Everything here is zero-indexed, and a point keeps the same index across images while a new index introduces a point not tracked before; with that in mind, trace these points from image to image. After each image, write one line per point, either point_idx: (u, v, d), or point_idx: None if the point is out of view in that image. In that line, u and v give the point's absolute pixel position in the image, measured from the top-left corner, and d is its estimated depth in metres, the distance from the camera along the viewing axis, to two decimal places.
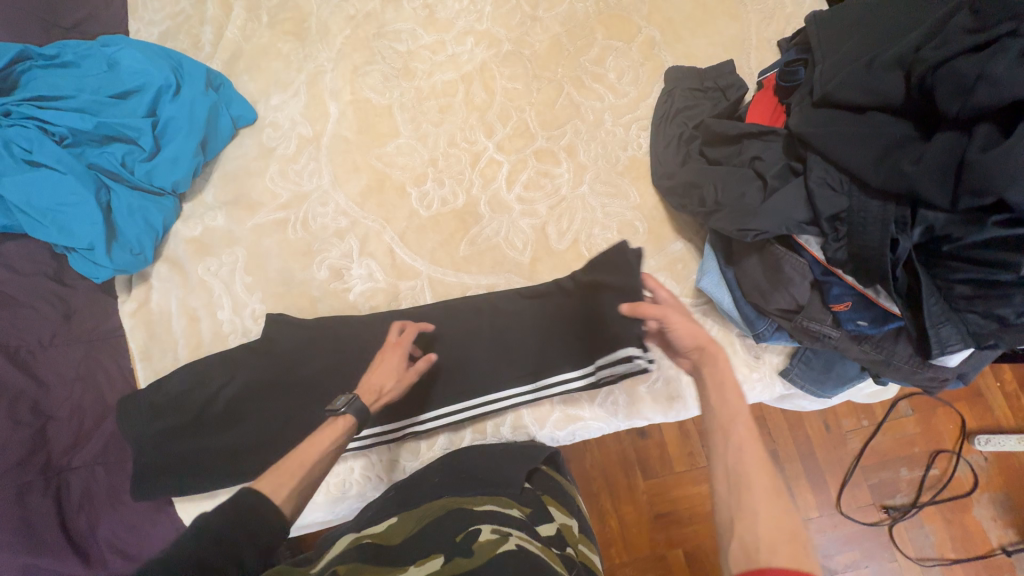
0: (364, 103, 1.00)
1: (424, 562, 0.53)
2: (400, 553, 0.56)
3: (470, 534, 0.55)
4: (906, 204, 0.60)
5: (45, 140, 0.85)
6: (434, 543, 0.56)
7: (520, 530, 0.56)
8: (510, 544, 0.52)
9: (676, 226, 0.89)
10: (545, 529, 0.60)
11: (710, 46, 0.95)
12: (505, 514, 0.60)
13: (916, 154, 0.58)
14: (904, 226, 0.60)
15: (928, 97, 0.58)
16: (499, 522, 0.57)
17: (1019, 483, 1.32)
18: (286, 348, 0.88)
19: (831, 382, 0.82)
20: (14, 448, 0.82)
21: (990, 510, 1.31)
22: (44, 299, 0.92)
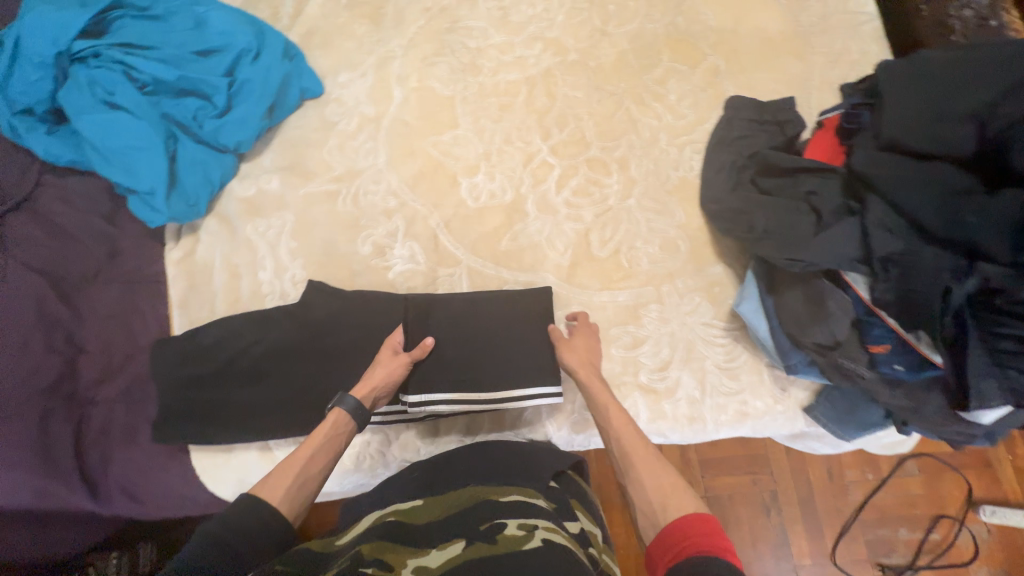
0: (429, 92, 1.03)
1: (447, 545, 0.54)
2: (423, 535, 0.57)
3: (495, 526, 0.55)
4: (964, 254, 0.60)
5: (127, 85, 0.90)
6: (459, 528, 0.56)
7: (545, 522, 0.56)
8: (535, 541, 0.51)
9: (718, 250, 0.90)
10: (570, 524, 0.60)
11: (772, 81, 0.97)
12: (530, 505, 0.60)
13: (979, 204, 0.59)
14: (959, 275, 0.59)
15: (998, 153, 0.61)
16: (523, 517, 0.57)
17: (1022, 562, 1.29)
18: (321, 315, 0.89)
19: (852, 425, 0.82)
20: (45, 373, 0.83)
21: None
22: (93, 235, 0.94)
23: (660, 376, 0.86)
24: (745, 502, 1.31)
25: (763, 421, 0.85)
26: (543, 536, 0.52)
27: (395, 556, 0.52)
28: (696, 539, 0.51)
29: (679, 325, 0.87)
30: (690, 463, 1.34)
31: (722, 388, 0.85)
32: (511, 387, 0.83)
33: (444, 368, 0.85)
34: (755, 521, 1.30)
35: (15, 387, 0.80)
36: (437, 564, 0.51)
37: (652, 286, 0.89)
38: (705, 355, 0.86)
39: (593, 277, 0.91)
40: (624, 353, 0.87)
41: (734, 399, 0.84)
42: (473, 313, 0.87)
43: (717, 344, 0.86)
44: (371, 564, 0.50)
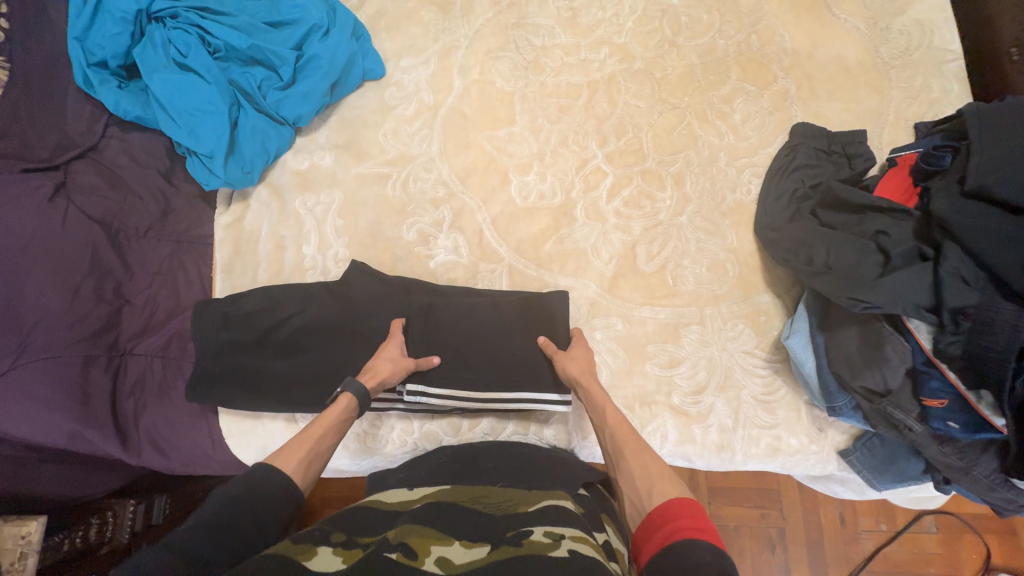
0: (489, 85, 1.02)
1: (472, 546, 0.53)
2: (450, 522, 0.57)
3: (522, 532, 0.55)
4: None
5: (200, 48, 0.91)
6: (486, 529, 0.56)
7: (573, 530, 0.55)
8: (561, 549, 0.50)
9: (768, 278, 0.88)
10: (597, 533, 0.59)
11: (845, 112, 0.94)
12: (559, 509, 0.60)
13: None
14: None
15: None
16: (550, 525, 0.56)
17: None
18: (365, 296, 0.90)
19: (889, 475, 0.79)
20: (92, 320, 0.84)
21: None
22: (151, 193, 0.98)
23: (694, 400, 0.84)
24: (751, 535, 1.28)
25: (794, 459, 0.83)
26: (569, 546, 0.51)
27: (418, 539, 0.52)
28: (678, 522, 0.53)
29: (718, 350, 0.85)
30: (699, 488, 1.32)
31: (756, 420, 0.83)
32: (534, 390, 0.84)
33: (477, 362, 0.85)
34: (759, 556, 1.27)
35: (60, 332, 0.81)
36: (461, 561, 0.50)
37: (695, 307, 0.88)
38: (742, 384, 0.84)
39: (635, 290, 0.90)
40: (659, 371, 0.85)
41: (767, 433, 0.82)
42: (506, 312, 0.86)
43: (756, 375, 0.84)
44: (395, 548, 0.49)
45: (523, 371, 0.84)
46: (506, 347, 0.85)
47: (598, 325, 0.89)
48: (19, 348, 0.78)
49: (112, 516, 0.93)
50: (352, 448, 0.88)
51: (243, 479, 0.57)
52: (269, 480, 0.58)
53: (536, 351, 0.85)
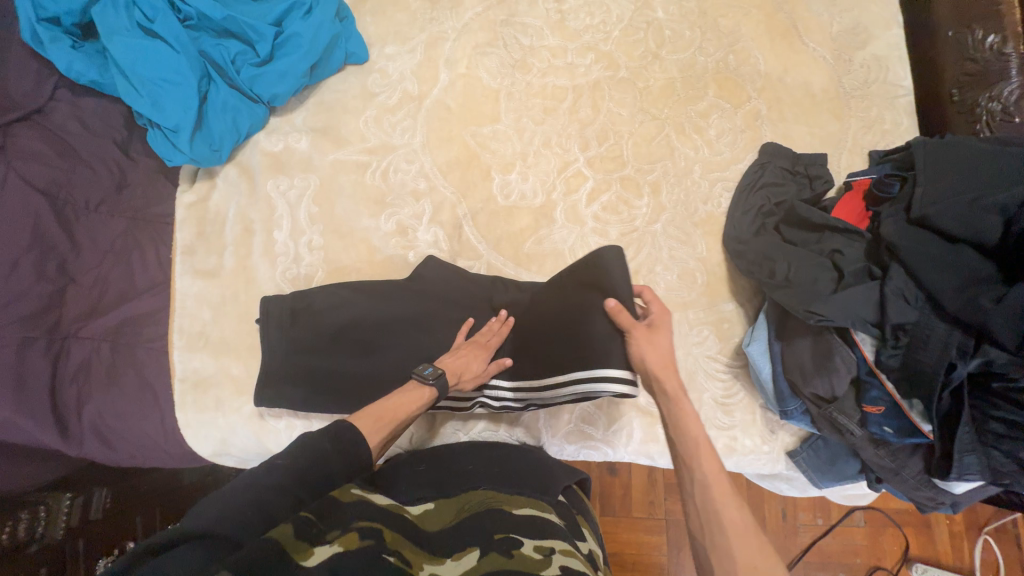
0: (475, 81, 1.02)
1: (461, 555, 0.54)
2: (434, 538, 0.57)
3: (511, 540, 0.56)
4: (972, 335, 0.65)
5: (170, 13, 0.86)
6: (475, 538, 0.57)
7: (561, 543, 0.57)
8: (555, 566, 0.51)
9: (732, 288, 0.92)
10: (579, 545, 0.63)
11: (808, 135, 1.00)
12: (546, 520, 0.62)
13: (998, 294, 0.64)
14: (964, 354, 0.66)
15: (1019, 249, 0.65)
16: (538, 538, 0.57)
17: None
18: (432, 289, 0.89)
19: (830, 474, 0.87)
20: (31, 300, 0.80)
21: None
22: (104, 164, 0.92)
23: None
24: None
25: (748, 459, 0.88)
26: (560, 561, 0.53)
27: (412, 551, 0.52)
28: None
29: (684, 354, 0.89)
30: None
31: (716, 421, 0.87)
32: (593, 368, 0.73)
33: (546, 345, 0.80)
34: None
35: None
36: (456, 570, 0.51)
37: None
38: (704, 387, 0.88)
39: None
40: None
41: (724, 433, 0.87)
42: (566, 295, 0.80)
43: (718, 379, 0.88)
44: (392, 554, 0.50)
45: (579, 351, 0.76)
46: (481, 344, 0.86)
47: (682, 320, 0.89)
48: None
49: (47, 511, 0.87)
50: None
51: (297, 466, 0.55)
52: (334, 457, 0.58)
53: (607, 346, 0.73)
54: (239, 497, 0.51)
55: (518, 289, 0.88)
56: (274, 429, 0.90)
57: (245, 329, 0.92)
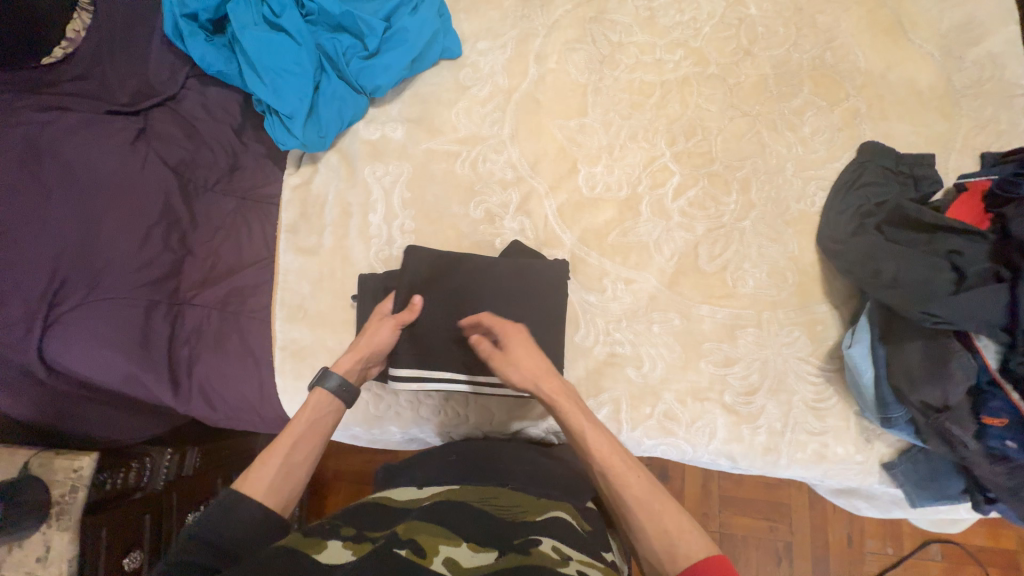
0: (563, 75, 1.04)
1: (479, 550, 0.55)
2: (460, 524, 0.59)
3: (530, 541, 0.57)
4: None
5: (294, 10, 0.94)
6: (492, 537, 0.58)
7: (582, 555, 0.57)
8: (571, 569, 0.53)
9: (827, 289, 0.89)
10: (603, 552, 0.64)
11: (913, 134, 0.95)
12: (565, 520, 0.64)
13: None
14: None
15: None
16: (557, 539, 0.58)
17: None
18: (458, 285, 0.89)
19: (929, 491, 0.82)
20: (157, 266, 0.88)
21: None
22: (223, 148, 1.00)
23: (745, 400, 0.86)
24: (759, 545, 1.31)
25: (839, 468, 0.85)
26: (577, 568, 0.54)
27: (428, 535, 0.54)
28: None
29: (773, 354, 0.87)
30: (710, 495, 1.34)
31: (806, 425, 0.84)
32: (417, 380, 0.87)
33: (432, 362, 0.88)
34: (763, 566, 1.30)
35: (126, 273, 0.85)
36: (470, 564, 0.52)
37: (753, 310, 0.89)
38: (795, 389, 0.86)
39: (695, 288, 0.91)
40: (714, 369, 0.87)
41: (816, 439, 0.84)
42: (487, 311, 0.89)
43: (809, 381, 0.85)
44: (404, 545, 0.51)
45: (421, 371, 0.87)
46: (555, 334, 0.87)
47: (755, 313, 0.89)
48: (92, 284, 0.83)
49: (150, 463, 0.95)
50: (408, 418, 0.93)
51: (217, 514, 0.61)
52: (246, 517, 0.61)
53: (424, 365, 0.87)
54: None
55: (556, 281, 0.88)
56: (364, 401, 0.94)
57: (339, 305, 0.97)
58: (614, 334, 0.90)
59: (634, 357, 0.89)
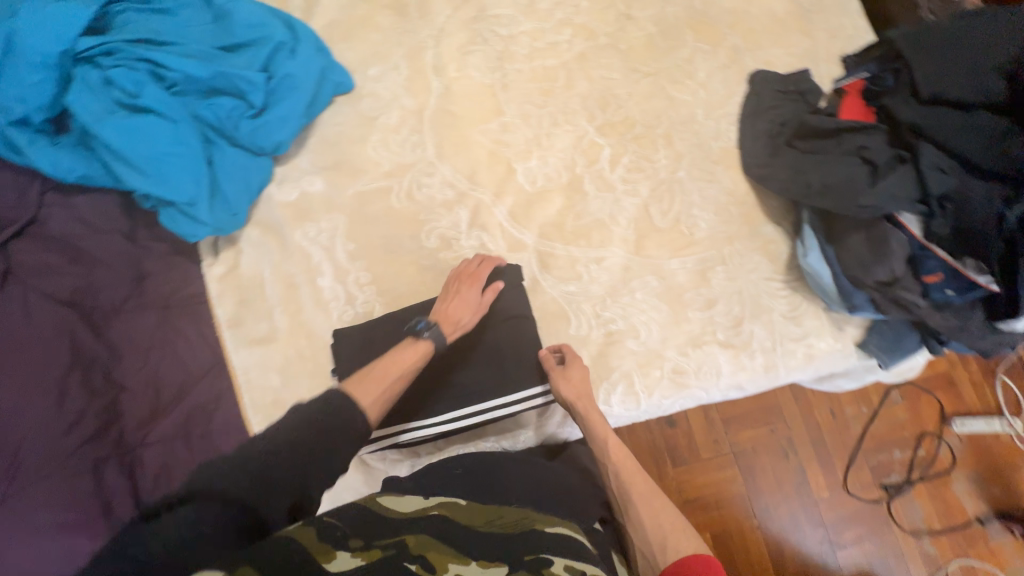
0: (468, 81, 1.02)
1: (488, 566, 0.53)
2: (469, 538, 0.56)
3: (542, 560, 0.55)
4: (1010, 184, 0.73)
5: (154, 84, 0.82)
6: (502, 549, 0.56)
7: (592, 568, 0.56)
8: None
9: (766, 211, 0.98)
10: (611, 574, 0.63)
11: (787, 55, 1.06)
12: (576, 540, 0.60)
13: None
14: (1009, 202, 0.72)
15: None
16: (569, 557, 0.56)
17: (990, 462, 1.37)
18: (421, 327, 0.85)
19: (897, 352, 0.93)
20: (88, 420, 0.74)
21: (966, 485, 1.35)
22: (122, 257, 0.85)
23: (736, 331, 0.92)
24: (766, 450, 1.34)
25: (827, 360, 0.94)
26: None
27: (439, 553, 0.51)
28: None
29: (744, 283, 0.94)
30: (714, 424, 1.35)
31: (789, 334, 0.93)
32: (393, 432, 0.82)
33: (410, 410, 0.82)
34: (777, 466, 1.33)
35: (51, 439, 0.71)
36: None
37: (714, 250, 0.95)
38: (771, 307, 0.93)
39: (661, 247, 0.95)
40: (701, 314, 0.92)
41: (801, 343, 0.93)
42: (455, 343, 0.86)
43: (780, 296, 0.94)
44: (415, 561, 0.49)
45: (394, 423, 0.82)
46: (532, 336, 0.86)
47: (716, 252, 0.95)
48: (16, 469, 0.69)
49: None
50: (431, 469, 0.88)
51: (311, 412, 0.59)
52: (329, 419, 0.59)
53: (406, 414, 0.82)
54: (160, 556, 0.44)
55: (515, 289, 0.88)
56: (382, 473, 0.87)
57: (319, 387, 0.86)
58: (605, 314, 0.91)
59: (630, 329, 0.91)
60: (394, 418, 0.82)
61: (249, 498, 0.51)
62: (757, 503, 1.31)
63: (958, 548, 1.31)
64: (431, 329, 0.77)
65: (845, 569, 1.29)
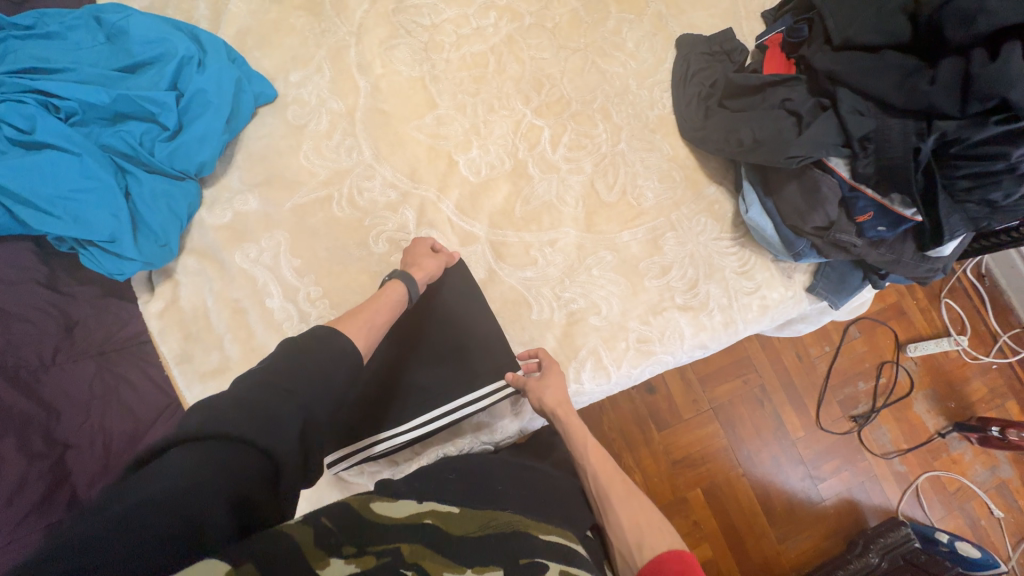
0: (396, 76, 0.98)
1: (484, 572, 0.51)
2: (456, 545, 0.54)
3: (536, 565, 0.55)
4: (923, 118, 0.76)
5: (48, 116, 0.75)
6: (498, 555, 0.55)
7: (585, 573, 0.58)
8: None
9: (707, 172, 1.00)
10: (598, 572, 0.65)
11: (709, 17, 1.08)
12: (570, 548, 0.61)
13: (930, 77, 0.74)
14: (923, 135, 0.75)
15: (933, 30, 0.75)
16: (563, 562, 0.58)
17: (944, 379, 1.47)
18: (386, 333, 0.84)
19: (843, 292, 0.97)
20: (33, 485, 0.64)
21: (925, 404, 1.45)
22: (39, 309, 0.75)
23: (693, 294, 0.94)
24: (742, 401, 1.39)
25: (780, 309, 0.97)
26: None
27: (436, 561, 0.50)
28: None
29: (695, 246, 0.96)
30: (690, 384, 1.39)
31: (743, 289, 0.96)
32: (364, 445, 0.79)
33: (382, 420, 0.81)
34: (754, 415, 1.39)
35: None
36: None
37: (663, 217, 0.97)
38: (723, 265, 0.96)
39: (611, 221, 0.96)
40: (658, 281, 0.94)
41: (755, 296, 0.96)
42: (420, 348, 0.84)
43: (730, 254, 0.96)
44: (411, 570, 0.47)
45: (368, 434, 0.80)
46: (490, 326, 0.86)
47: (666, 218, 0.97)
48: None
49: None
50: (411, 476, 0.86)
51: (291, 354, 0.55)
52: (297, 358, 0.54)
53: (379, 424, 0.80)
54: (156, 501, 0.38)
55: (471, 284, 0.88)
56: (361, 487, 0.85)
57: None
58: (565, 295, 0.92)
59: (592, 306, 0.92)
60: (367, 430, 0.80)
61: (250, 432, 0.46)
62: (740, 453, 1.36)
63: (925, 462, 1.41)
64: (397, 273, 0.77)
65: (827, 499, 1.36)
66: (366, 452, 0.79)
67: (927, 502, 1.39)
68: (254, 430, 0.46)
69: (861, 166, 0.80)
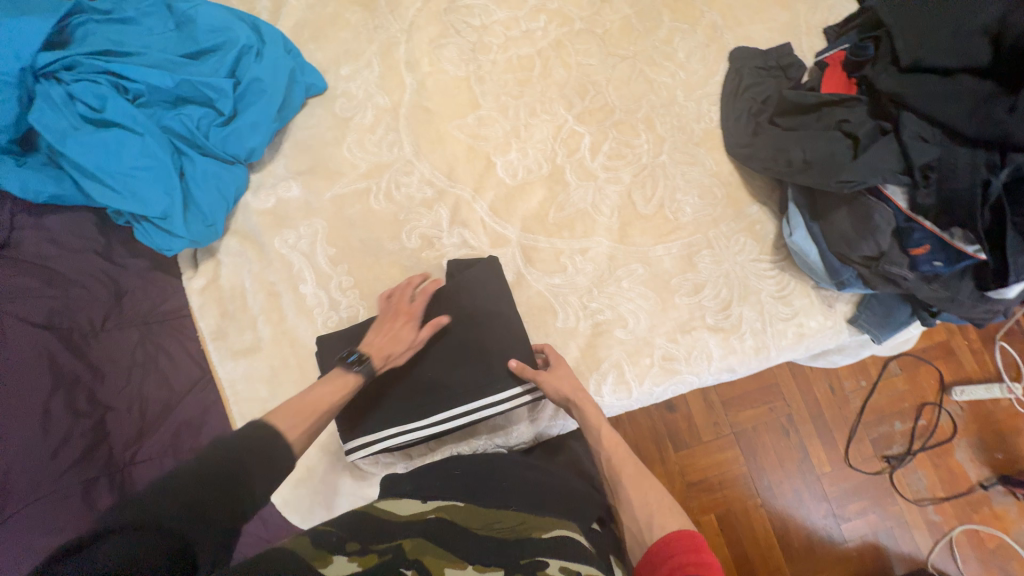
0: (443, 75, 0.99)
1: (485, 569, 0.50)
2: (460, 543, 0.54)
3: (535, 563, 0.51)
4: (996, 150, 0.70)
5: (118, 97, 0.81)
6: (498, 553, 0.53)
7: (589, 568, 0.53)
8: None
9: (751, 191, 0.96)
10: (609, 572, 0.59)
11: (767, 30, 1.04)
12: (577, 543, 0.57)
13: (1008, 104, 0.69)
14: (994, 167, 0.70)
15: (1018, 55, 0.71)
16: (563, 559, 0.53)
17: (992, 428, 1.37)
18: None
19: (889, 327, 0.92)
20: (75, 442, 0.69)
21: (969, 452, 1.35)
22: (95, 277, 0.80)
23: (724, 315, 0.91)
24: (767, 429, 1.34)
25: (818, 339, 0.93)
26: None
27: (437, 557, 0.50)
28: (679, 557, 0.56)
29: (731, 265, 0.93)
30: (713, 407, 1.35)
31: (779, 315, 0.92)
32: (382, 437, 0.81)
33: (400, 414, 0.81)
34: (778, 445, 1.33)
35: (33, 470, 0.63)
36: None
37: (700, 233, 0.94)
38: (759, 288, 0.92)
39: (645, 234, 0.94)
40: (690, 299, 0.91)
41: (791, 323, 0.92)
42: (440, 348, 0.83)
43: (768, 277, 0.93)
44: (410, 565, 0.47)
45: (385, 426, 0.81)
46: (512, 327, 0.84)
47: (703, 235, 0.94)
48: None
49: None
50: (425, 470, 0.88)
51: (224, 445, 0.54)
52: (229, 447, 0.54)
53: (396, 418, 0.81)
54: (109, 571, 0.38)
55: (500, 283, 0.86)
56: (375, 477, 0.87)
57: None
58: (592, 305, 0.91)
59: (618, 318, 0.90)
60: (384, 422, 0.81)
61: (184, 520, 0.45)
62: (760, 483, 1.31)
63: (963, 514, 1.32)
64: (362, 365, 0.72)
65: (850, 541, 1.29)
66: (382, 443, 0.81)
67: (961, 556, 1.30)
68: (189, 519, 0.45)
69: (920, 197, 0.76)
